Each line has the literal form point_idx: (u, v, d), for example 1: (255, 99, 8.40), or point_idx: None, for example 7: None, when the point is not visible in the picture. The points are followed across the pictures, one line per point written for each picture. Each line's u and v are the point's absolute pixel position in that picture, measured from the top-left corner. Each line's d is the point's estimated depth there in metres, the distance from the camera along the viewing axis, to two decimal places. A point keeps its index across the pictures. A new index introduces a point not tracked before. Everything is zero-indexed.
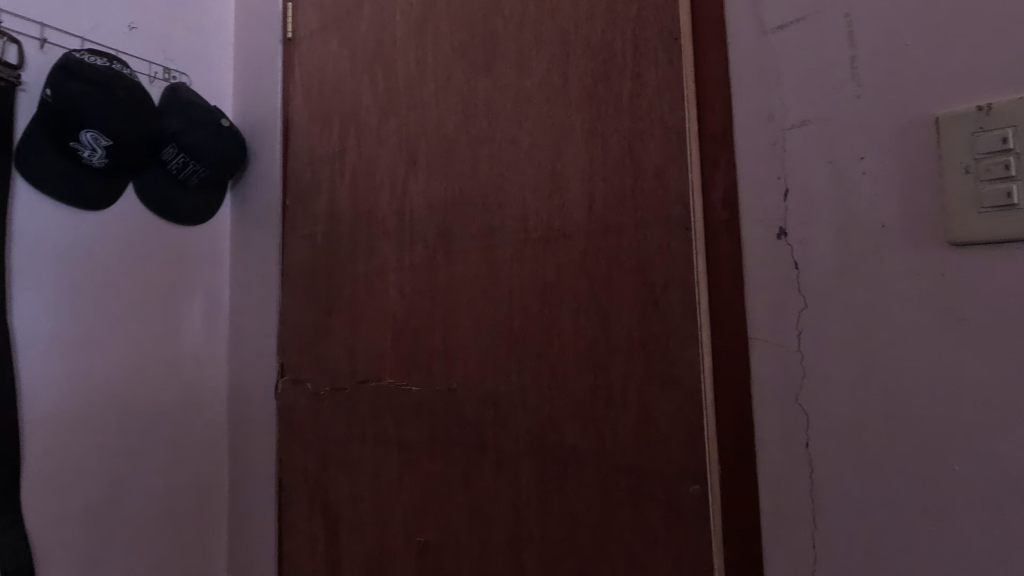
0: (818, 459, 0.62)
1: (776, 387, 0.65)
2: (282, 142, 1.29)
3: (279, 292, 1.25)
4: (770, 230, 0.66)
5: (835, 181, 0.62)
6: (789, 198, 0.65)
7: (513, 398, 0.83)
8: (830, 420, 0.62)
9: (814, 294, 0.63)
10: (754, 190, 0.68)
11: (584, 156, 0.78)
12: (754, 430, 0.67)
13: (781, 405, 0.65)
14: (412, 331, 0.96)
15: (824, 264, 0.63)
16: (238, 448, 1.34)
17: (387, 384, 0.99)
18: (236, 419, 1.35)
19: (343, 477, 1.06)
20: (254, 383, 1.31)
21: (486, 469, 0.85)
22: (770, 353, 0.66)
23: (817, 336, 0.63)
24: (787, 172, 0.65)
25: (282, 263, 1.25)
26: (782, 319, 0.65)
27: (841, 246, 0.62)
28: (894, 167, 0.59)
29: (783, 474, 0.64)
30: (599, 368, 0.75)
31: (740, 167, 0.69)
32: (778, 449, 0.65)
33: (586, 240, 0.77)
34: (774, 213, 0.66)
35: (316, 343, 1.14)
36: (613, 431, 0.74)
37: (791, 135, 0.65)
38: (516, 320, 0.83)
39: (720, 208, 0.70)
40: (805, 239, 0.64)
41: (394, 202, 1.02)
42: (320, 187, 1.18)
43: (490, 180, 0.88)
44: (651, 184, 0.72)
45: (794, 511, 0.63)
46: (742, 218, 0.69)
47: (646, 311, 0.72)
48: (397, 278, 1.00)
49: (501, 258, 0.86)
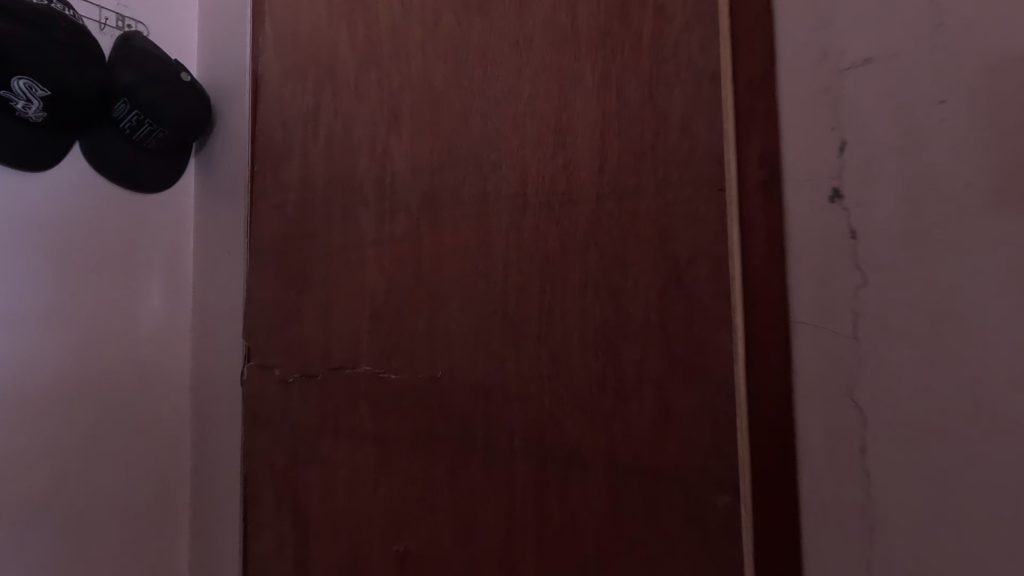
0: (876, 461, 0.53)
1: (822, 379, 0.55)
2: (251, 101, 1.16)
3: (246, 267, 1.12)
4: (819, 194, 0.56)
5: (902, 134, 0.52)
6: (845, 155, 0.55)
7: (506, 389, 0.71)
8: (891, 416, 0.52)
9: (873, 268, 0.53)
10: (801, 145, 0.57)
11: (595, 106, 0.66)
12: (797, 429, 0.56)
13: (827, 400, 0.55)
14: (394, 312, 0.85)
15: (889, 232, 0.53)
16: (203, 437, 1.21)
17: (363, 372, 0.87)
18: (200, 409, 1.22)
19: (314, 475, 0.94)
20: (219, 369, 1.18)
21: (474, 470, 0.74)
22: (816, 339, 0.56)
23: (875, 318, 0.53)
24: (843, 124, 0.55)
25: (249, 236, 1.12)
26: (834, 297, 0.55)
27: (909, 213, 0.52)
28: (978, 114, 0.49)
29: (832, 480, 0.55)
30: (609, 357, 0.64)
31: (783, 117, 0.58)
32: (826, 451, 0.55)
33: (596, 206, 0.66)
34: (826, 173, 0.56)
35: (286, 324, 1.01)
36: (625, 429, 0.63)
37: (850, 77, 0.55)
38: (511, 299, 0.72)
39: (756, 167, 0.59)
40: (863, 203, 0.54)
41: (374, 166, 0.90)
42: (292, 151, 1.05)
43: (484, 138, 0.76)
44: (675, 138, 0.61)
45: (844, 523, 0.54)
46: (786, 179, 0.58)
47: (667, 289, 0.61)
48: (376, 252, 0.88)
49: (494, 227, 0.74)
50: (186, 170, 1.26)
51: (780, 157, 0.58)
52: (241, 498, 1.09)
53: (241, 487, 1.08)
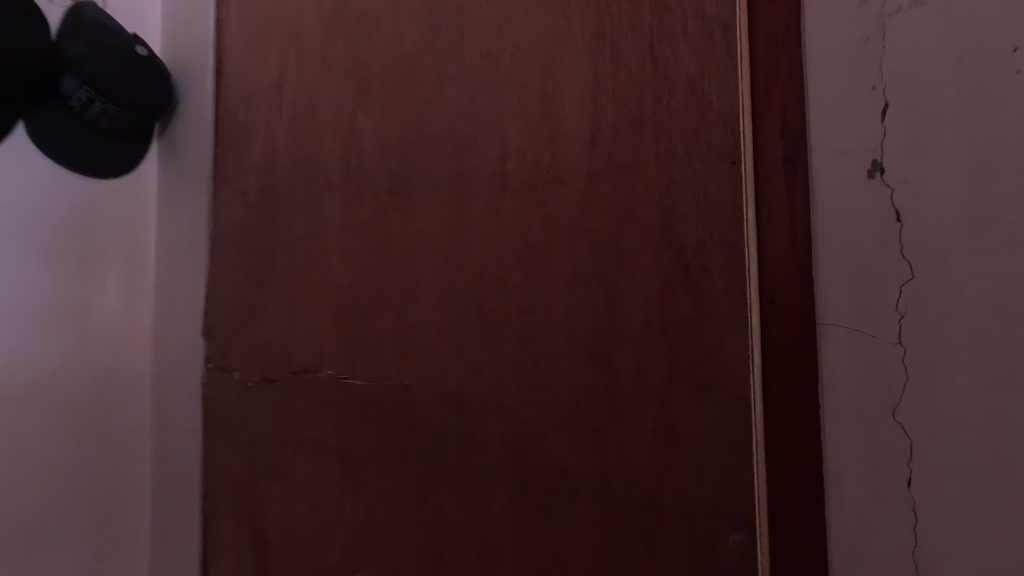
0: (925, 475, 0.46)
1: (860, 380, 0.48)
2: (215, 78, 1.00)
3: (207, 262, 0.97)
4: (856, 167, 0.49)
5: (960, 93, 0.45)
6: (887, 118, 0.48)
7: (483, 400, 0.61)
8: (945, 422, 0.45)
9: (924, 251, 0.46)
10: (836, 109, 0.50)
11: (587, 68, 0.56)
12: (828, 438, 0.49)
13: (866, 404, 0.48)
14: (359, 309, 0.74)
15: (944, 208, 0.45)
16: (164, 455, 1.04)
17: (326, 377, 0.77)
18: (164, 424, 1.04)
19: (275, 491, 0.84)
20: (183, 376, 1.01)
21: (447, 492, 0.64)
22: (851, 334, 0.49)
23: (923, 309, 0.46)
24: (886, 82, 0.48)
25: (210, 228, 0.97)
26: (874, 286, 0.48)
27: (967, 186, 0.45)
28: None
29: (872, 498, 0.47)
30: (601, 364, 0.54)
31: (810, 79, 0.51)
32: (864, 463, 0.48)
33: (587, 185, 0.56)
34: (864, 140, 0.49)
35: (245, 323, 0.90)
36: (619, 452, 0.53)
37: (897, 28, 0.48)
38: (489, 296, 0.62)
39: (777, 138, 0.51)
40: (911, 176, 0.47)
41: (339, 145, 0.80)
42: (255, 130, 0.94)
43: (460, 109, 0.66)
44: (681, 103, 0.52)
45: (887, 548, 0.47)
46: (816, 150, 0.50)
47: (670, 284, 0.52)
48: (341, 242, 0.78)
49: (470, 212, 0.64)
50: (148, 159, 1.09)
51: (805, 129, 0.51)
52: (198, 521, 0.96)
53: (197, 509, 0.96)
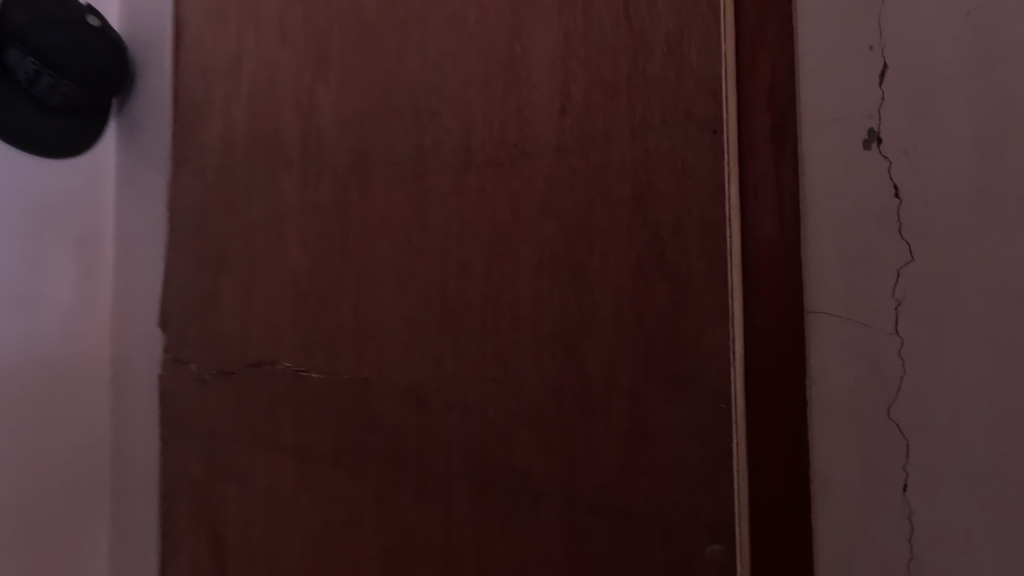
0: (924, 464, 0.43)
1: (853, 366, 0.45)
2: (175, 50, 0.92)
3: (167, 246, 0.90)
4: (852, 136, 0.45)
5: (968, 52, 0.42)
6: (886, 82, 0.45)
7: (444, 395, 0.56)
8: (947, 407, 0.42)
9: (925, 225, 0.43)
10: (831, 70, 0.46)
11: (556, 30, 0.51)
12: (815, 431, 0.46)
13: (860, 390, 0.44)
14: (316, 298, 0.69)
15: (952, 176, 0.43)
16: (122, 458, 0.95)
17: (283, 369, 0.72)
18: (121, 427, 0.95)
19: (232, 490, 0.79)
20: (143, 376, 0.92)
21: (405, 494, 0.59)
22: (842, 318, 0.45)
23: (923, 287, 0.43)
24: (885, 43, 0.45)
25: (170, 212, 0.90)
26: (868, 265, 0.45)
27: (974, 154, 0.42)
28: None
29: (864, 494, 0.44)
30: (568, 357, 0.49)
31: (802, 42, 0.47)
32: (856, 455, 0.44)
33: (555, 160, 0.51)
34: (862, 106, 0.45)
35: (202, 312, 0.84)
36: (588, 453, 0.48)
37: None
38: (451, 282, 0.57)
39: (764, 108, 0.46)
40: (912, 144, 0.44)
41: (298, 121, 0.74)
42: (212, 106, 0.86)
43: (422, 78, 0.60)
44: (658, 66, 0.47)
45: (881, 546, 0.43)
46: (805, 118, 0.47)
47: (643, 268, 0.47)
48: (300, 225, 0.72)
49: (431, 189, 0.59)
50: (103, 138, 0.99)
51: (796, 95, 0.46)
52: (156, 526, 0.89)
53: (156, 509, 0.90)
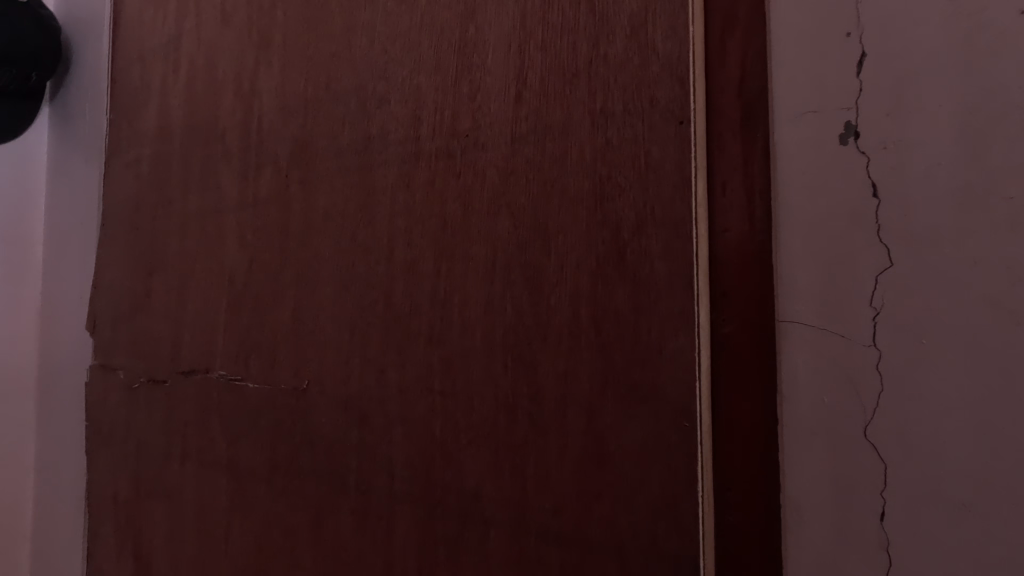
0: (900, 473, 0.41)
1: (827, 369, 0.43)
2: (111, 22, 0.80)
3: (99, 240, 0.79)
4: (828, 127, 0.44)
5: (950, 43, 0.41)
6: (864, 72, 0.43)
7: (387, 409, 0.51)
8: (925, 414, 0.40)
9: (904, 224, 0.41)
10: (806, 60, 0.45)
11: (513, 11, 0.47)
12: (786, 435, 0.44)
13: (834, 395, 0.43)
14: (254, 300, 0.62)
15: (932, 173, 0.41)
16: (48, 474, 0.84)
17: (217, 379, 0.64)
18: (45, 436, 0.85)
19: (158, 512, 0.69)
20: (70, 382, 0.82)
21: (345, 517, 0.54)
22: (817, 319, 0.43)
23: (902, 288, 0.41)
24: (864, 31, 0.43)
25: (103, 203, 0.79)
26: (843, 264, 0.43)
27: (957, 149, 0.40)
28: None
29: (836, 502, 0.42)
30: (521, 367, 0.45)
31: (775, 28, 0.45)
32: (829, 462, 0.43)
33: (510, 152, 0.46)
34: (838, 97, 0.44)
35: (132, 315, 0.73)
36: (543, 473, 0.44)
37: None
38: (397, 284, 0.51)
39: (735, 96, 0.44)
40: (891, 137, 0.42)
41: (238, 106, 0.66)
42: (149, 91, 0.75)
43: (369, 63, 0.55)
44: (620, 50, 0.43)
45: (854, 556, 0.42)
46: (779, 109, 0.45)
47: (602, 271, 0.42)
48: (237, 220, 0.64)
49: (378, 182, 0.53)
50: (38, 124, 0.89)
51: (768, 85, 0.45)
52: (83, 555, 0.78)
53: (83, 538, 0.78)
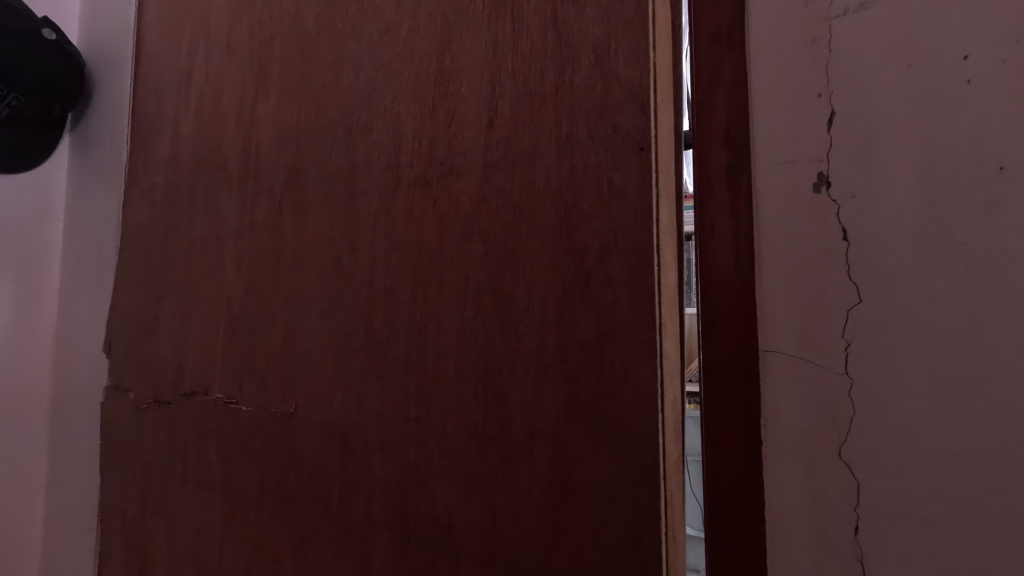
0: (872, 501, 0.43)
1: (803, 404, 0.45)
2: (132, 57, 0.85)
3: (115, 266, 0.82)
4: (803, 178, 0.47)
5: (909, 104, 0.44)
6: (834, 128, 0.46)
7: (367, 434, 0.51)
8: (895, 447, 0.43)
9: (874, 269, 0.44)
10: (780, 117, 0.48)
11: (487, 40, 0.47)
12: (768, 465, 0.46)
13: (810, 428, 0.45)
14: (249, 324, 0.63)
15: (899, 222, 0.44)
16: (62, 490, 0.87)
17: (215, 402, 0.65)
18: (59, 452, 0.88)
19: (161, 531, 0.71)
20: (85, 400, 0.85)
21: (326, 543, 0.54)
22: (793, 357, 0.46)
23: (873, 328, 0.44)
24: (833, 93, 0.47)
25: (119, 230, 0.82)
26: (820, 305, 0.45)
27: (919, 198, 0.43)
28: (1015, 83, 0.41)
29: (815, 528, 0.45)
30: (491, 397, 0.44)
31: (753, 87, 0.49)
32: (805, 491, 0.45)
33: (482, 179, 0.46)
34: (812, 151, 0.47)
35: (142, 337, 0.76)
36: (510, 504, 0.43)
37: (841, 24, 0.47)
38: (378, 310, 0.52)
39: (720, 148, 0.49)
40: (859, 189, 0.45)
41: (239, 137, 0.68)
42: (163, 123, 0.78)
43: (355, 92, 0.56)
44: (586, 77, 0.43)
45: None
46: (757, 160, 0.49)
47: (568, 298, 0.42)
48: (235, 245, 0.66)
49: (362, 210, 0.54)
50: (59, 151, 0.94)
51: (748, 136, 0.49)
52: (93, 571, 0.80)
53: (94, 555, 0.80)
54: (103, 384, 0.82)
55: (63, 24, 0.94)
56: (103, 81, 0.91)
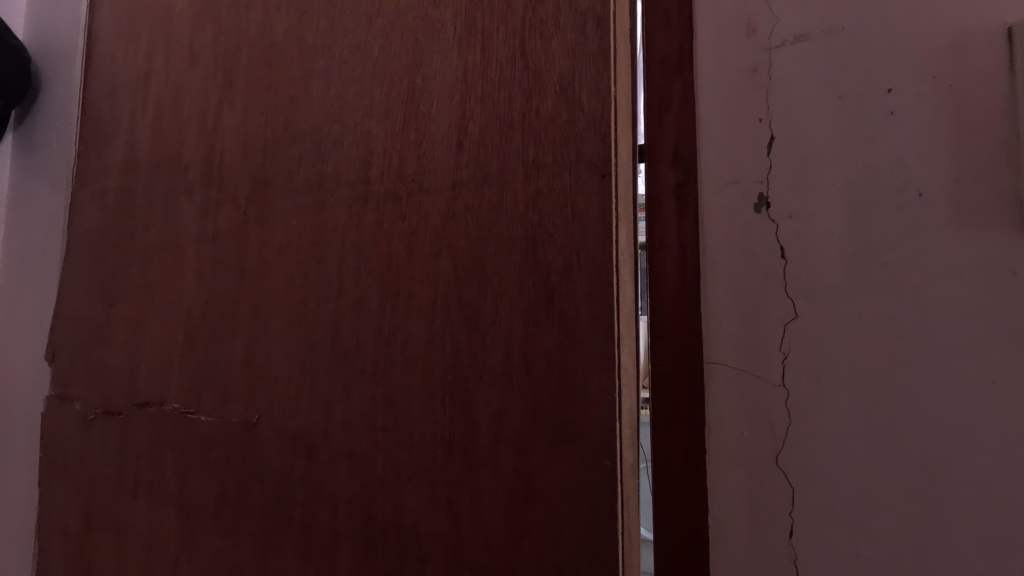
0: (800, 476, 0.51)
1: (747, 401, 0.52)
2: (84, 54, 0.82)
3: (61, 271, 0.79)
4: (746, 198, 0.54)
5: (836, 134, 0.52)
6: (773, 151, 0.54)
7: (333, 443, 0.52)
8: (819, 430, 0.50)
9: (804, 276, 0.52)
10: (725, 140, 0.55)
11: (457, 64, 0.50)
12: (715, 448, 0.53)
13: (751, 422, 0.52)
14: (209, 334, 0.62)
15: (825, 237, 0.51)
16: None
17: (171, 411, 0.64)
18: None
19: (108, 547, 0.68)
20: (25, 410, 0.82)
21: (290, 552, 0.54)
22: (737, 353, 0.53)
23: (804, 335, 0.51)
24: (772, 118, 0.54)
25: (66, 234, 0.79)
26: (758, 308, 0.53)
27: (841, 218, 0.51)
28: (915, 129, 0.50)
29: (752, 502, 0.52)
30: (457, 407, 0.46)
31: (699, 113, 0.56)
32: (744, 469, 0.52)
33: (451, 197, 0.48)
34: (754, 172, 0.54)
35: (91, 345, 0.73)
36: (475, 509, 0.45)
37: (778, 58, 0.54)
38: (345, 321, 0.53)
39: (669, 166, 0.56)
40: (794, 207, 0.53)
41: (201, 144, 0.67)
42: (117, 126, 0.76)
43: (324, 107, 0.57)
44: (551, 106, 0.46)
45: (769, 544, 0.51)
46: (706, 179, 0.55)
47: (533, 313, 0.44)
48: (196, 253, 0.65)
49: (330, 222, 0.55)
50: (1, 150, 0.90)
51: (695, 157, 0.55)
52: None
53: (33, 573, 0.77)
54: (46, 392, 0.79)
55: (6, 16, 0.90)
56: (51, 77, 0.87)
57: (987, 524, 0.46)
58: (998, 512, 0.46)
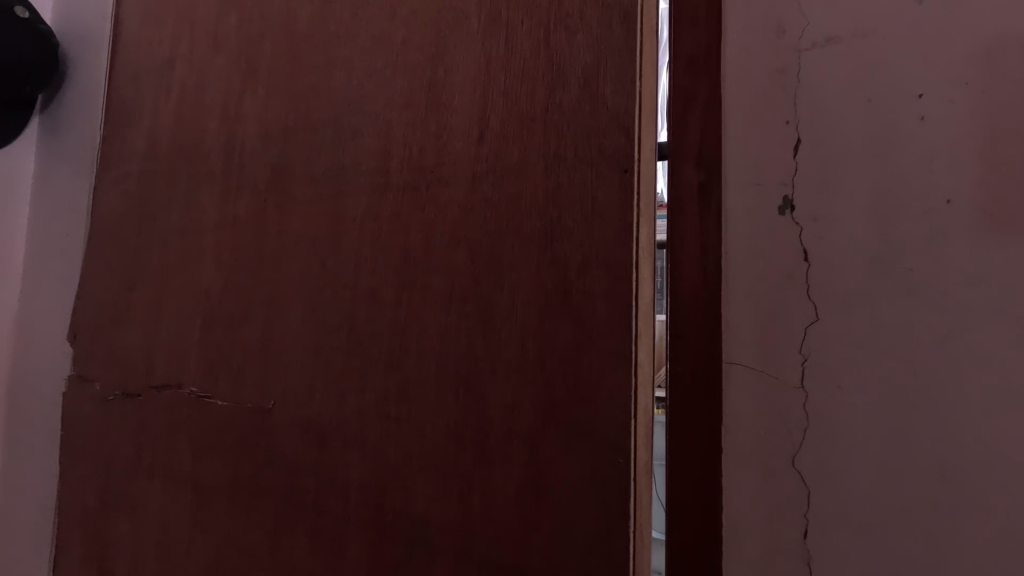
0: (815, 480, 0.50)
1: (763, 404, 0.52)
2: (110, 38, 0.83)
3: (84, 253, 0.80)
4: (769, 199, 0.53)
5: (864, 136, 0.51)
6: (799, 152, 0.52)
7: (346, 431, 0.52)
8: (836, 435, 0.50)
9: (826, 279, 0.51)
10: (750, 140, 0.54)
11: (480, 56, 0.49)
12: (728, 450, 0.52)
13: (765, 425, 0.52)
14: (226, 320, 0.63)
15: (850, 240, 0.50)
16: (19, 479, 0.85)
17: (188, 395, 0.65)
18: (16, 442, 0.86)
19: (124, 524, 0.69)
20: (46, 390, 0.84)
21: (300, 536, 0.55)
22: (755, 355, 0.52)
23: (823, 339, 0.51)
24: (800, 119, 0.53)
25: (89, 217, 0.81)
26: (778, 310, 0.52)
27: (867, 220, 0.50)
28: (948, 132, 0.48)
29: (764, 505, 0.51)
30: (470, 400, 0.46)
31: (724, 112, 0.55)
32: (758, 472, 0.52)
33: (470, 190, 0.48)
34: (778, 174, 0.53)
35: (111, 327, 0.74)
36: (486, 501, 0.45)
37: (808, 59, 0.53)
38: (361, 311, 0.53)
39: (692, 165, 0.55)
40: (818, 210, 0.51)
41: (223, 131, 0.67)
42: (141, 112, 0.77)
43: (346, 96, 0.57)
44: (575, 98, 0.45)
45: (779, 548, 0.51)
46: (728, 179, 0.54)
47: (550, 308, 0.44)
48: (215, 239, 0.65)
49: (348, 211, 0.55)
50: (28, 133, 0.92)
51: (719, 157, 0.54)
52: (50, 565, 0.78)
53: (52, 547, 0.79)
54: (66, 373, 0.80)
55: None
56: (77, 60, 0.89)
57: (1004, 534, 0.46)
58: (1015, 521, 0.45)
